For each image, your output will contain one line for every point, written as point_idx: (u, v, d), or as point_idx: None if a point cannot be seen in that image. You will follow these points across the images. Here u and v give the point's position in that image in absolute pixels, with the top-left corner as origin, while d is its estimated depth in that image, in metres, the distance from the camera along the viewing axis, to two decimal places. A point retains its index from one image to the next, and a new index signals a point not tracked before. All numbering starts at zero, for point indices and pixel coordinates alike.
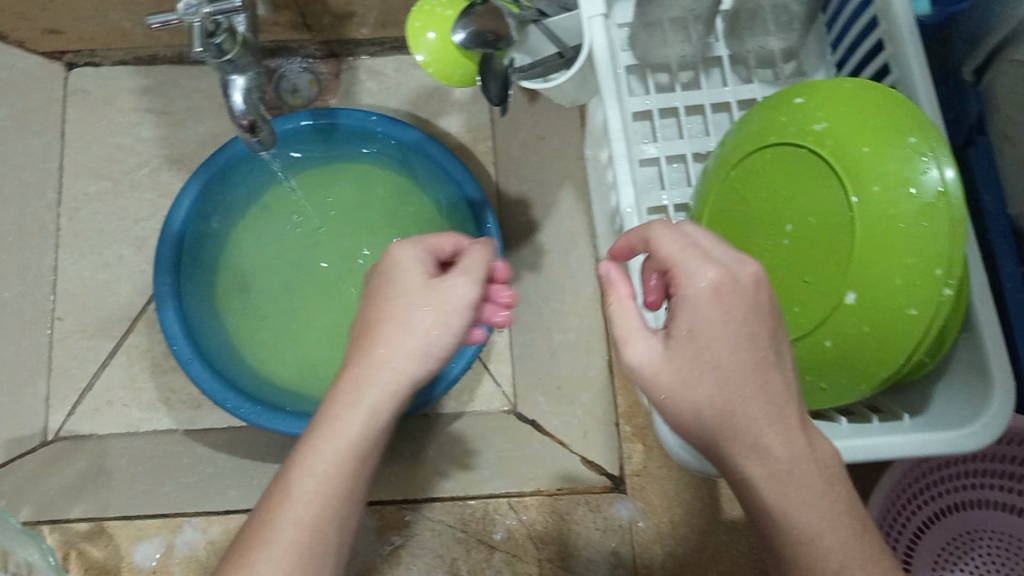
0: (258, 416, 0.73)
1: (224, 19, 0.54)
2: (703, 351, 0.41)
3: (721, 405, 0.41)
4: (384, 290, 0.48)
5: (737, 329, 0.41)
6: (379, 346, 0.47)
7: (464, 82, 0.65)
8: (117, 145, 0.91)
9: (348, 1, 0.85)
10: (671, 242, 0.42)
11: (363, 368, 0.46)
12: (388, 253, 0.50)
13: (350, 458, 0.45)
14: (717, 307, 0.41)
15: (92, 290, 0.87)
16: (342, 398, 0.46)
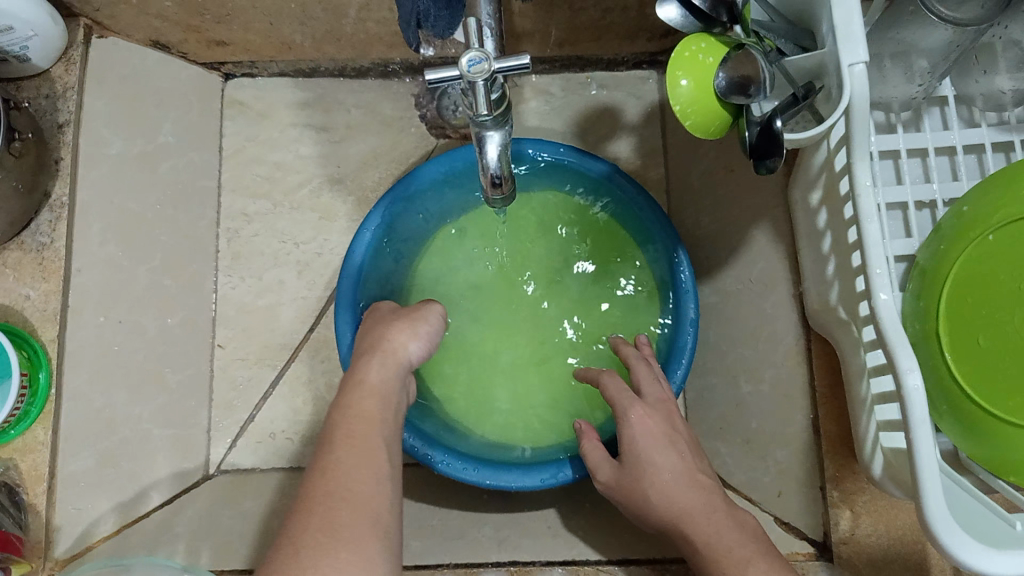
0: (450, 467, 0.70)
1: (501, 75, 0.50)
2: (641, 455, 0.63)
3: (669, 480, 0.62)
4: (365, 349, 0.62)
5: (664, 448, 0.63)
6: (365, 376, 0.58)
7: (717, 133, 0.60)
8: (277, 163, 0.89)
9: (534, 19, 0.79)
10: (612, 389, 0.67)
11: (346, 400, 0.56)
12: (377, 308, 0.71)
13: (354, 453, 0.50)
14: (652, 434, 0.64)
15: (253, 317, 0.86)
16: (348, 415, 0.54)
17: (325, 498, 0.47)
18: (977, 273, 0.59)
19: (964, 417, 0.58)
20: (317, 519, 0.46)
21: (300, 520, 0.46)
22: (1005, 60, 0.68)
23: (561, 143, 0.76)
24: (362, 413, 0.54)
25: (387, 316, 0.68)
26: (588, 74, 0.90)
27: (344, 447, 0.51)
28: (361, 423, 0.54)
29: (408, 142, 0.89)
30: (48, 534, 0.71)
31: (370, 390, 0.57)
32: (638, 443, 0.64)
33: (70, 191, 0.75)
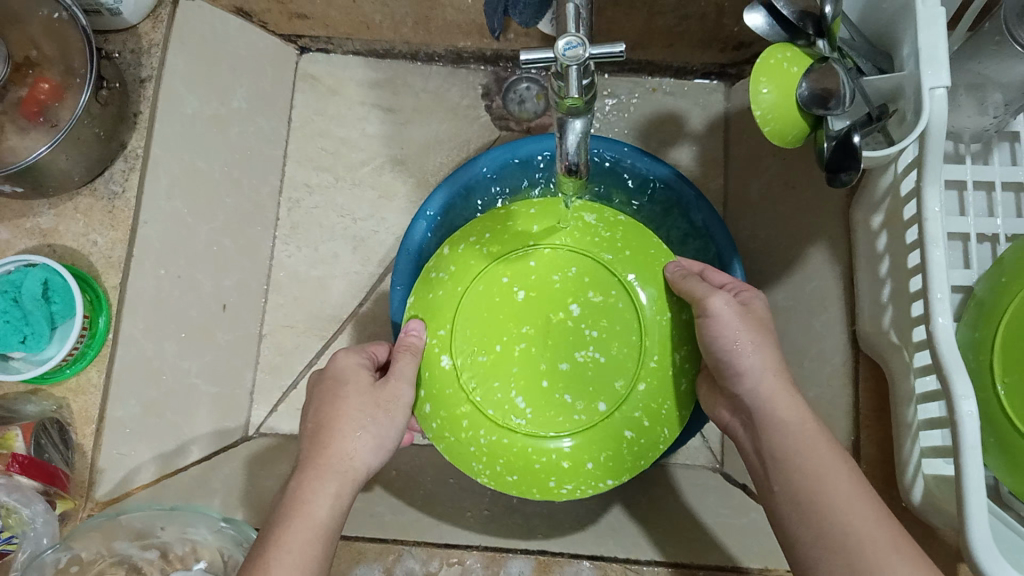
0: None
1: (593, 63, 0.50)
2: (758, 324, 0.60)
3: (804, 460, 0.54)
4: (332, 435, 0.58)
5: (764, 343, 0.59)
6: (346, 451, 0.58)
7: (794, 143, 0.60)
8: (342, 138, 0.90)
9: (611, 21, 0.82)
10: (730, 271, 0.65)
11: (327, 468, 0.57)
12: (365, 411, 0.59)
13: (320, 540, 0.54)
14: (779, 384, 0.58)
15: (305, 289, 0.86)
16: (323, 490, 0.56)
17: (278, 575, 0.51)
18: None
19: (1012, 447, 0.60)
20: None
21: None
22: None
23: (627, 142, 0.77)
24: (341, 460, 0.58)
25: (390, 396, 0.61)
26: (656, 80, 0.91)
27: (301, 520, 0.54)
28: (313, 510, 0.55)
29: (471, 131, 0.90)
30: (91, 475, 0.71)
31: (318, 528, 0.55)
32: (751, 318, 0.60)
33: (145, 143, 0.77)
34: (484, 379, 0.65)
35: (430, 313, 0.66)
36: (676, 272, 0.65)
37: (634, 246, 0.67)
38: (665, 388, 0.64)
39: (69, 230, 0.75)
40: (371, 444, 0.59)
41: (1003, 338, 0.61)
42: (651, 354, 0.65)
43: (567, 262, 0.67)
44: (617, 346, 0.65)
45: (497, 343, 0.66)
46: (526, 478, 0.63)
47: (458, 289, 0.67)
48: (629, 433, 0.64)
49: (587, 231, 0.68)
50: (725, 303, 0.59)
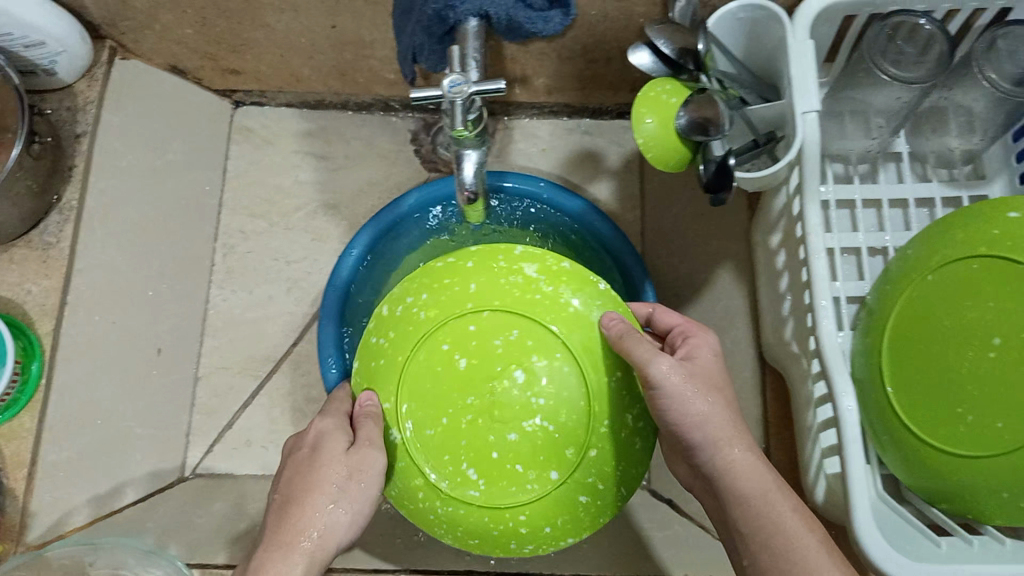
0: None
1: (479, 99, 0.55)
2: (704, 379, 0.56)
3: (778, 531, 0.52)
4: (300, 506, 0.54)
5: (707, 387, 0.56)
6: (312, 523, 0.54)
7: (680, 168, 0.65)
8: (277, 186, 0.93)
9: (525, 67, 0.87)
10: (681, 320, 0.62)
11: (291, 542, 0.53)
12: (332, 475, 0.55)
13: None
14: (746, 456, 0.55)
15: (240, 330, 0.88)
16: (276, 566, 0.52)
17: None
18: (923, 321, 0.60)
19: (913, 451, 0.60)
20: None
21: None
22: (955, 122, 0.76)
23: (543, 179, 0.84)
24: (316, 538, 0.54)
25: (359, 463, 0.55)
26: (575, 121, 0.97)
27: None
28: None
29: (402, 174, 0.94)
30: (23, 518, 0.75)
31: None
32: (697, 371, 0.56)
33: (79, 196, 0.83)
34: (430, 458, 0.56)
35: (366, 374, 0.58)
36: (616, 325, 0.55)
37: (572, 294, 0.57)
38: (619, 449, 0.56)
39: (3, 281, 0.80)
40: (341, 514, 0.55)
41: (886, 346, 0.62)
42: (600, 418, 0.55)
43: (500, 318, 0.56)
44: (563, 414, 0.54)
45: (440, 416, 0.55)
46: (486, 542, 0.57)
47: (398, 357, 0.57)
48: (585, 498, 0.56)
49: (523, 286, 0.57)
50: (666, 358, 0.53)
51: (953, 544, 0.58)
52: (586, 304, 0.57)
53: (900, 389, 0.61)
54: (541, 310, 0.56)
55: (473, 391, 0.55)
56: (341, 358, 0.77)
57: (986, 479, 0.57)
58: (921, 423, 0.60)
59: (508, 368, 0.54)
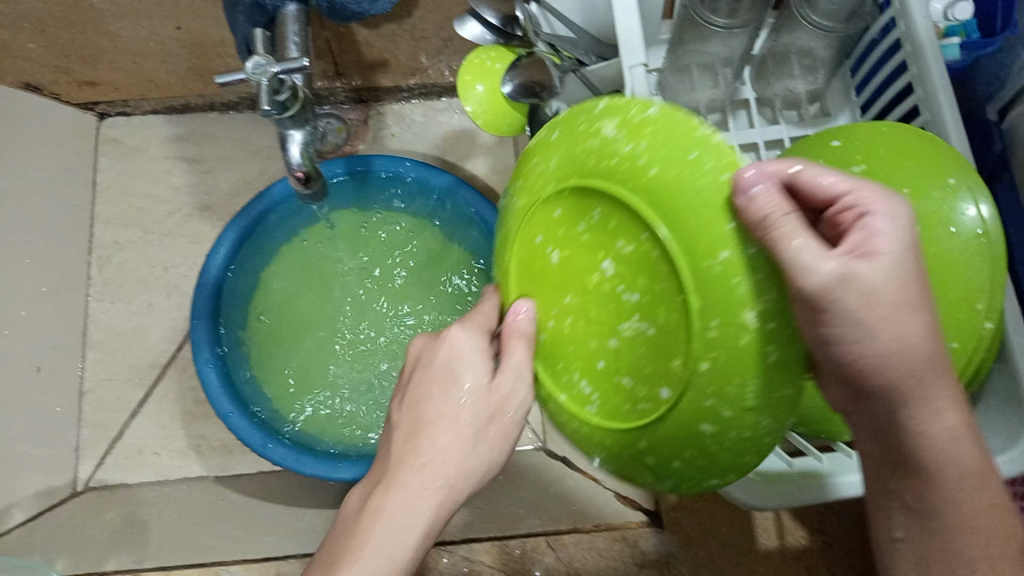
0: (295, 461, 0.73)
1: (288, 78, 0.55)
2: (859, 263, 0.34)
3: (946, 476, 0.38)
4: (426, 431, 0.43)
5: (904, 310, 0.35)
6: (422, 450, 0.43)
7: (514, 131, 0.67)
8: (150, 194, 0.93)
9: (381, 50, 0.88)
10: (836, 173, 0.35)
11: (403, 472, 0.43)
12: (449, 366, 0.45)
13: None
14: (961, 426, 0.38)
15: (122, 340, 0.87)
16: (393, 517, 0.42)
17: None
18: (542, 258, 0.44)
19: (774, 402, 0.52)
20: None
21: None
22: (798, 65, 0.77)
23: (408, 158, 0.83)
24: (403, 509, 0.42)
25: (446, 384, 0.44)
26: (446, 101, 0.98)
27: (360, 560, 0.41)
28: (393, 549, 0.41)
29: (275, 168, 0.94)
30: None
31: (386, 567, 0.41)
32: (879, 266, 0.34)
33: None
34: (543, 362, 0.46)
35: (534, 276, 0.45)
36: (834, 185, 0.35)
37: (666, 156, 0.35)
38: (744, 358, 0.33)
39: None
40: (442, 451, 0.43)
41: None
42: (708, 318, 0.33)
43: (586, 198, 0.40)
44: (661, 312, 0.38)
45: (562, 314, 0.44)
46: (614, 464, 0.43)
47: (553, 257, 0.44)
48: (705, 425, 0.36)
49: (602, 161, 0.37)
50: (831, 266, 0.33)
51: (806, 466, 0.53)
52: (692, 167, 0.34)
53: None
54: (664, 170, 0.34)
55: (616, 276, 0.40)
56: (214, 354, 0.77)
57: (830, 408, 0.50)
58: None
59: (621, 242, 0.39)
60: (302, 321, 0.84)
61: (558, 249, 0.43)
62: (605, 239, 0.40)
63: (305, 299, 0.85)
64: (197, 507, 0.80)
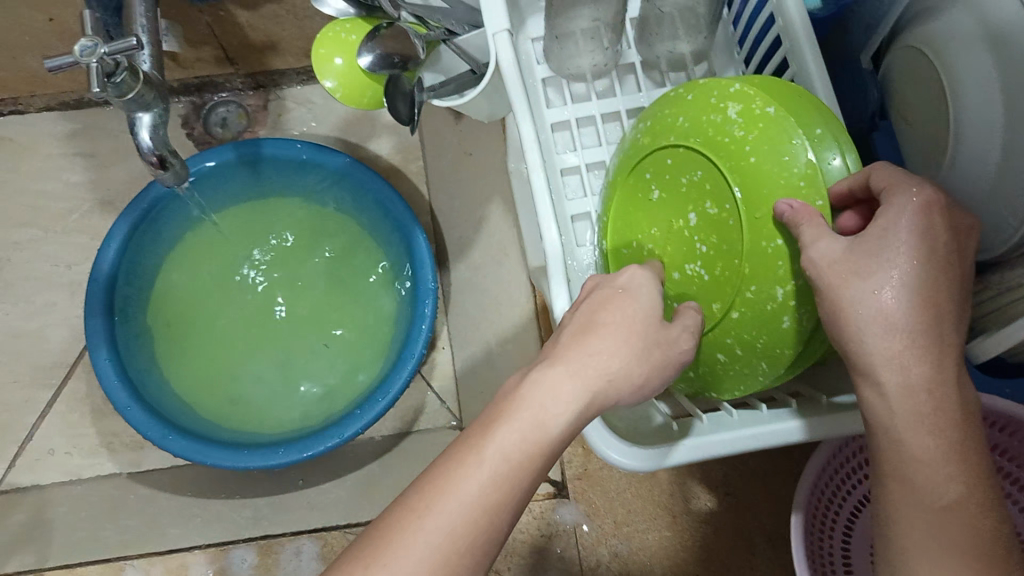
0: (197, 452, 0.72)
1: (123, 59, 0.54)
2: (870, 259, 0.40)
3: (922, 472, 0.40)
4: (564, 360, 0.39)
5: (906, 294, 0.40)
6: (551, 383, 0.38)
7: (375, 104, 0.67)
8: (46, 192, 0.92)
9: (267, 33, 0.87)
10: (884, 169, 0.41)
11: (520, 409, 0.38)
12: (606, 294, 0.42)
13: (481, 526, 0.36)
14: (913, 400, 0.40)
15: (26, 340, 0.87)
16: (501, 446, 0.37)
17: None
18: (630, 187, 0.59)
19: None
20: None
21: None
22: (681, 26, 0.77)
23: (299, 141, 0.82)
24: (534, 425, 0.37)
25: (609, 319, 0.40)
26: None
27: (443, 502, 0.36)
28: (477, 482, 0.36)
29: None
30: None
31: (470, 509, 0.36)
32: (864, 251, 0.40)
33: None
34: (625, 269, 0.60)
35: (637, 207, 0.58)
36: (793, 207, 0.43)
37: (766, 151, 0.47)
38: (784, 324, 0.49)
39: None
40: (567, 387, 0.38)
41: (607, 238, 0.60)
42: (748, 282, 0.49)
43: (695, 161, 0.52)
44: (722, 266, 0.52)
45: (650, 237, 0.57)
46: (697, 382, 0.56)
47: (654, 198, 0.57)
48: (734, 313, 0.51)
49: (719, 129, 0.50)
50: (843, 245, 0.41)
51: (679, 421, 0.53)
52: (782, 168, 0.46)
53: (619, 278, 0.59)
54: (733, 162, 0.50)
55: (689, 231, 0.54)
56: (111, 350, 0.76)
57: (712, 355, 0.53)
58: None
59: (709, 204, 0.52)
60: (215, 314, 0.85)
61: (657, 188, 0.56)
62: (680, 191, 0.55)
63: (214, 288, 0.85)
64: (109, 504, 0.81)
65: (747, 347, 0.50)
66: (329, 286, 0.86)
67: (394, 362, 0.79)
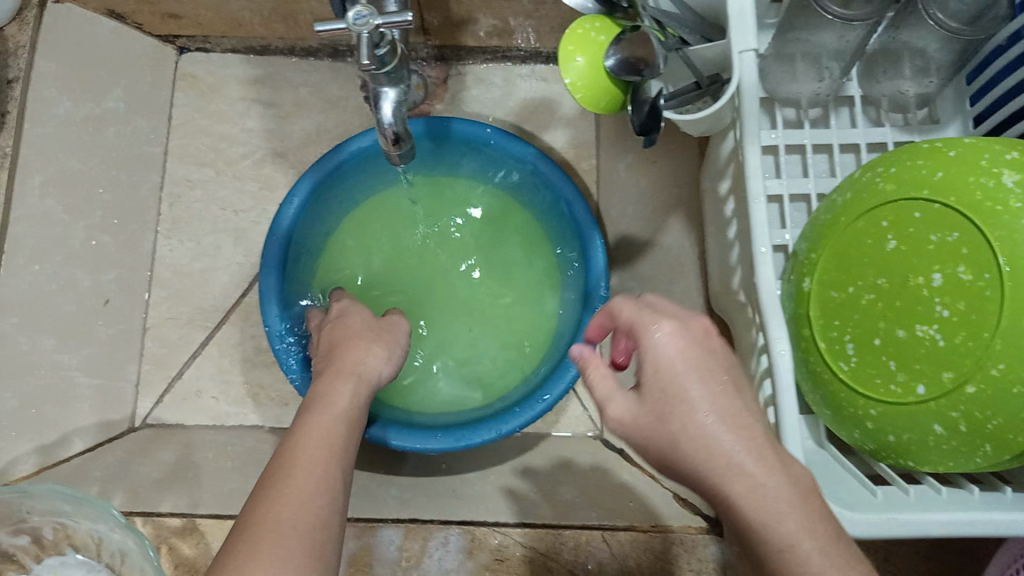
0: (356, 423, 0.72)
1: (389, 31, 0.52)
2: (668, 405, 0.48)
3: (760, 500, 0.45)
4: (336, 362, 0.64)
5: (728, 390, 0.49)
6: (326, 376, 0.62)
7: (611, 109, 0.63)
8: (222, 133, 0.91)
9: (471, 9, 0.85)
10: (629, 310, 0.52)
11: (339, 376, 0.62)
12: (348, 309, 0.72)
13: (334, 431, 0.56)
14: (760, 498, 0.45)
15: (187, 280, 0.87)
16: (333, 399, 0.59)
17: (296, 477, 0.51)
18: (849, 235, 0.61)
19: (836, 396, 0.60)
20: (276, 506, 0.49)
21: (263, 512, 0.48)
22: (910, 66, 0.74)
23: (489, 124, 0.79)
24: (348, 406, 0.59)
25: (364, 328, 0.69)
26: (529, 67, 0.95)
27: (310, 427, 0.56)
28: (324, 414, 0.57)
29: (352, 122, 0.93)
30: None
31: (332, 434, 0.56)
32: (696, 361, 0.49)
33: (13, 144, 0.81)
34: (822, 315, 0.60)
35: (839, 257, 0.60)
36: (671, 345, 0.49)
37: None
38: None
39: None
40: (358, 377, 0.62)
41: (813, 286, 0.61)
42: (995, 360, 0.52)
43: (945, 223, 0.55)
44: (960, 336, 0.53)
45: (854, 292, 0.59)
46: (880, 443, 0.60)
47: (866, 249, 0.59)
48: (967, 387, 0.53)
49: (992, 195, 0.54)
50: (674, 342, 0.49)
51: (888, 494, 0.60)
52: None
53: (817, 329, 0.60)
54: (987, 236, 0.53)
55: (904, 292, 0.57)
56: (282, 306, 0.76)
57: (914, 422, 0.56)
58: (838, 367, 0.59)
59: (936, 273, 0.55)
60: (379, 281, 0.84)
61: (879, 242, 0.58)
62: (898, 250, 0.57)
63: (381, 254, 0.84)
64: (253, 458, 0.81)
65: (976, 425, 0.53)
66: (493, 271, 0.84)
67: (555, 363, 0.76)
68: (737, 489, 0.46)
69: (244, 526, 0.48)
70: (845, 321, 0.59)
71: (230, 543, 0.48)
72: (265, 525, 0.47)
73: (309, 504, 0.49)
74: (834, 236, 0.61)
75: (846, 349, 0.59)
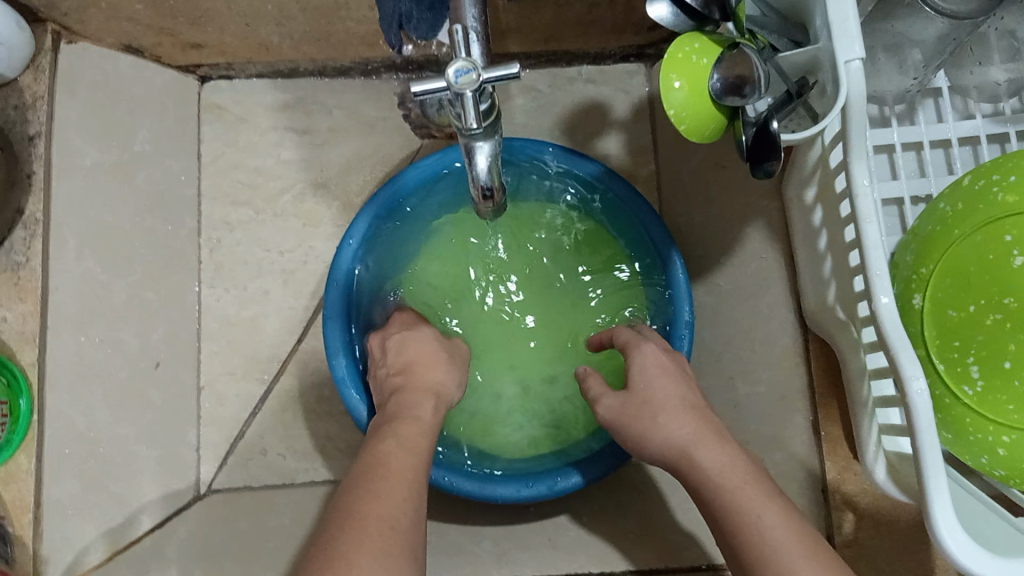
0: (449, 479, 0.68)
1: (490, 85, 0.47)
2: (646, 391, 0.61)
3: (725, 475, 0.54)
4: (413, 369, 0.66)
5: (694, 404, 0.60)
6: (404, 384, 0.64)
7: (714, 135, 0.58)
8: (257, 169, 0.86)
9: (517, 17, 0.78)
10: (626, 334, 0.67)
11: (414, 385, 0.64)
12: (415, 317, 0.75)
13: (417, 434, 0.58)
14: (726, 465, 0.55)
15: (238, 329, 0.84)
16: (413, 406, 0.61)
17: (385, 473, 0.53)
18: (965, 246, 0.55)
19: (957, 419, 0.56)
20: (368, 494, 0.51)
21: (354, 502, 0.51)
22: (998, 48, 0.67)
23: (549, 142, 0.74)
24: (426, 411, 0.61)
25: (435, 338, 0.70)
26: (575, 69, 0.89)
27: (396, 432, 0.58)
28: (411, 419, 0.60)
29: (392, 144, 0.86)
30: (35, 565, 0.68)
31: (413, 434, 0.58)
32: (673, 366, 0.63)
33: (44, 207, 0.72)
34: (942, 334, 0.55)
35: (958, 273, 0.55)
36: (647, 351, 0.64)
37: None
38: None
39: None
40: (433, 386, 0.64)
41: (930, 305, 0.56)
42: None
43: None
44: None
45: (979, 309, 0.53)
46: (1012, 467, 0.55)
47: (986, 264, 0.53)
48: None
49: None
50: (656, 348, 0.64)
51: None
52: None
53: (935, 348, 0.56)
54: None
55: None
56: (350, 356, 0.71)
57: None
58: (962, 392, 0.54)
59: None
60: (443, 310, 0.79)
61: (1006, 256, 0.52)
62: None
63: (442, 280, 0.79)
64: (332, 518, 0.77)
65: None
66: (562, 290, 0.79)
67: None
68: (702, 452, 0.56)
69: (337, 515, 0.50)
70: (966, 342, 0.54)
71: (320, 530, 0.50)
72: (357, 510, 0.50)
73: (396, 496, 0.52)
74: (951, 249, 0.56)
75: (970, 372, 0.54)
